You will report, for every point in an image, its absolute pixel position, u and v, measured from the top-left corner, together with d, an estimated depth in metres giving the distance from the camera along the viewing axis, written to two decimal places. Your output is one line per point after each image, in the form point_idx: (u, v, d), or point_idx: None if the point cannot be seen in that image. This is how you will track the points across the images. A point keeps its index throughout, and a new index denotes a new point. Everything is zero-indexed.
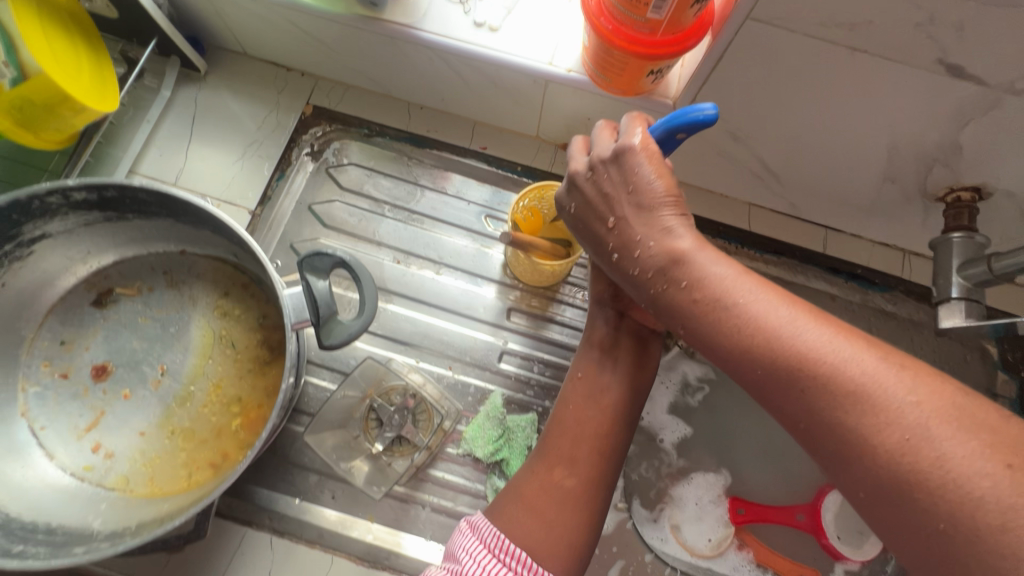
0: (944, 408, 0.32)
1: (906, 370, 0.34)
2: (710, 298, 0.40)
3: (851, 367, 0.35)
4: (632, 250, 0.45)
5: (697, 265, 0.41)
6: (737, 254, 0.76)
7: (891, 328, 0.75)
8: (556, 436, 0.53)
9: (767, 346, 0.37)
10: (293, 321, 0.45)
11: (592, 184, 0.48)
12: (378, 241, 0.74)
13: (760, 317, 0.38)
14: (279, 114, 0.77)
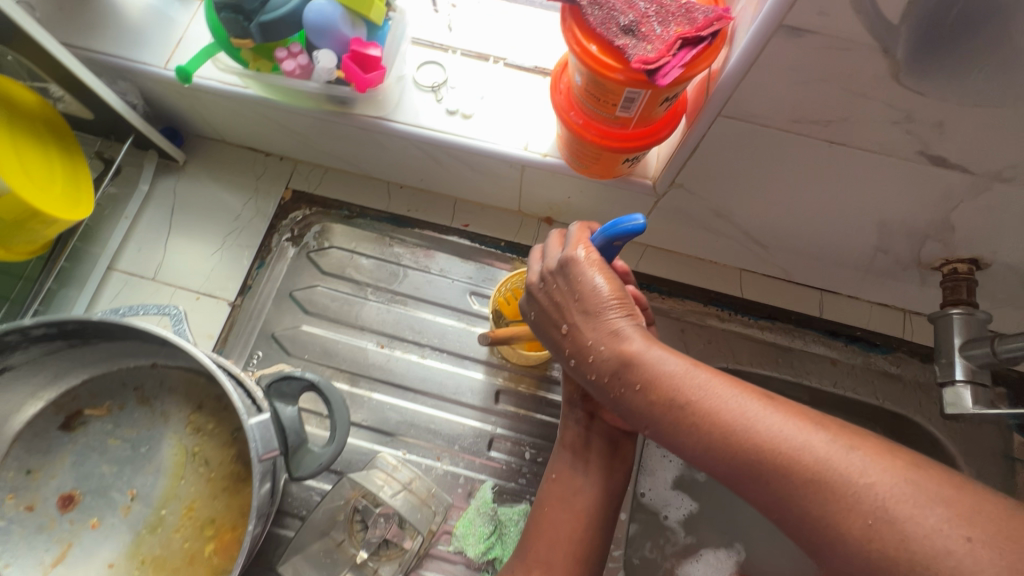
0: (901, 488, 0.32)
1: (858, 449, 0.34)
2: (666, 397, 0.39)
3: (803, 455, 0.34)
4: (586, 352, 0.44)
5: (648, 364, 0.40)
6: (730, 321, 0.74)
7: (898, 393, 0.72)
8: (534, 541, 0.51)
9: (724, 446, 0.36)
10: (259, 452, 0.44)
11: (545, 294, 0.48)
12: (361, 325, 0.73)
13: (714, 413, 0.37)
14: (258, 201, 0.76)
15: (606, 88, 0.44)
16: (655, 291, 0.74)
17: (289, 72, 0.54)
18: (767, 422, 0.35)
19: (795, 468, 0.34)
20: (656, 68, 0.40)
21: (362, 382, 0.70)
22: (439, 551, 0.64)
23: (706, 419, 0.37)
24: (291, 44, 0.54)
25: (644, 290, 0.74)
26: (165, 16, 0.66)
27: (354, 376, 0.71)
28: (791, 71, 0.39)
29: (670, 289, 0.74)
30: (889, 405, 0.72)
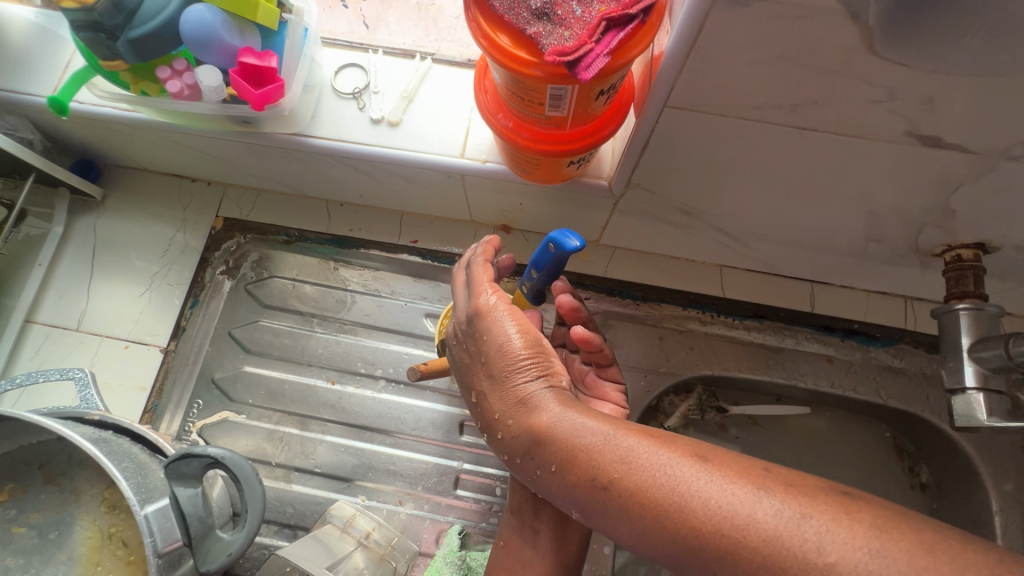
0: (868, 564, 0.27)
1: (811, 517, 0.29)
2: (585, 477, 0.36)
3: (749, 534, 0.29)
4: (501, 425, 0.42)
5: (562, 438, 0.37)
6: (713, 324, 0.67)
7: (902, 389, 0.65)
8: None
9: (650, 529, 0.33)
10: (158, 547, 0.37)
11: (460, 356, 0.47)
12: (308, 361, 0.66)
13: (638, 492, 0.33)
14: (186, 233, 0.69)
15: (526, 87, 0.37)
16: (628, 297, 0.68)
17: (175, 93, 0.47)
18: (699, 495, 0.31)
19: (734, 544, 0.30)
20: (577, 59, 0.32)
21: (313, 425, 0.64)
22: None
23: (632, 499, 0.33)
24: (173, 60, 0.47)
25: (617, 297, 0.68)
26: (51, 36, 0.58)
27: (303, 418, 0.65)
28: (743, 49, 0.32)
29: (644, 294, 0.67)
30: (892, 403, 0.65)
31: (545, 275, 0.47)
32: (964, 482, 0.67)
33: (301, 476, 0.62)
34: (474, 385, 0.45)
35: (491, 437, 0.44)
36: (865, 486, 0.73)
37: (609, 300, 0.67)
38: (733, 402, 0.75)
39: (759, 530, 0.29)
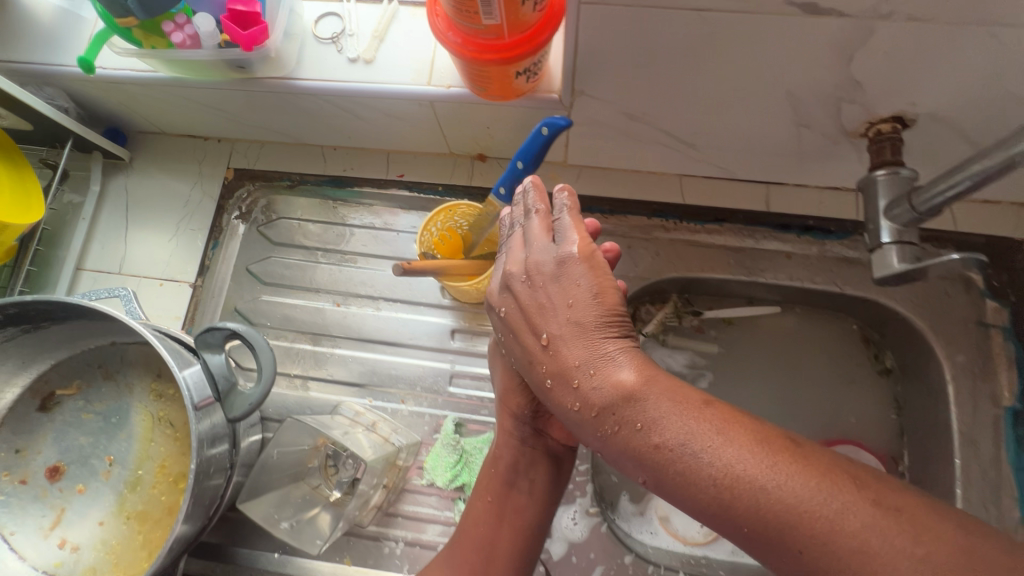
0: (955, 563, 0.28)
1: (901, 513, 0.30)
2: (674, 443, 0.35)
3: (845, 523, 0.30)
4: (576, 374, 0.41)
5: (649, 405, 0.37)
6: (677, 230, 0.73)
7: (857, 277, 0.71)
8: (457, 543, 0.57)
9: (742, 504, 0.33)
10: (194, 401, 0.46)
11: (529, 292, 0.46)
12: (316, 287, 0.75)
13: (730, 466, 0.33)
14: (203, 184, 0.78)
15: None
16: (596, 212, 0.74)
17: (180, 44, 0.56)
18: (800, 486, 0.32)
19: (829, 545, 0.31)
20: None
21: (323, 340, 0.73)
22: (421, 484, 0.67)
23: (730, 472, 0.33)
24: (175, 15, 0.56)
25: (587, 213, 0.74)
26: (74, 13, 0.68)
27: (315, 335, 0.73)
28: None
29: (611, 207, 0.74)
30: (848, 289, 0.71)
31: (530, 163, 0.53)
32: (922, 360, 0.72)
33: (317, 385, 0.72)
34: (544, 328, 0.44)
35: (548, 387, 0.44)
36: (836, 376, 0.78)
37: None
38: (706, 307, 0.80)
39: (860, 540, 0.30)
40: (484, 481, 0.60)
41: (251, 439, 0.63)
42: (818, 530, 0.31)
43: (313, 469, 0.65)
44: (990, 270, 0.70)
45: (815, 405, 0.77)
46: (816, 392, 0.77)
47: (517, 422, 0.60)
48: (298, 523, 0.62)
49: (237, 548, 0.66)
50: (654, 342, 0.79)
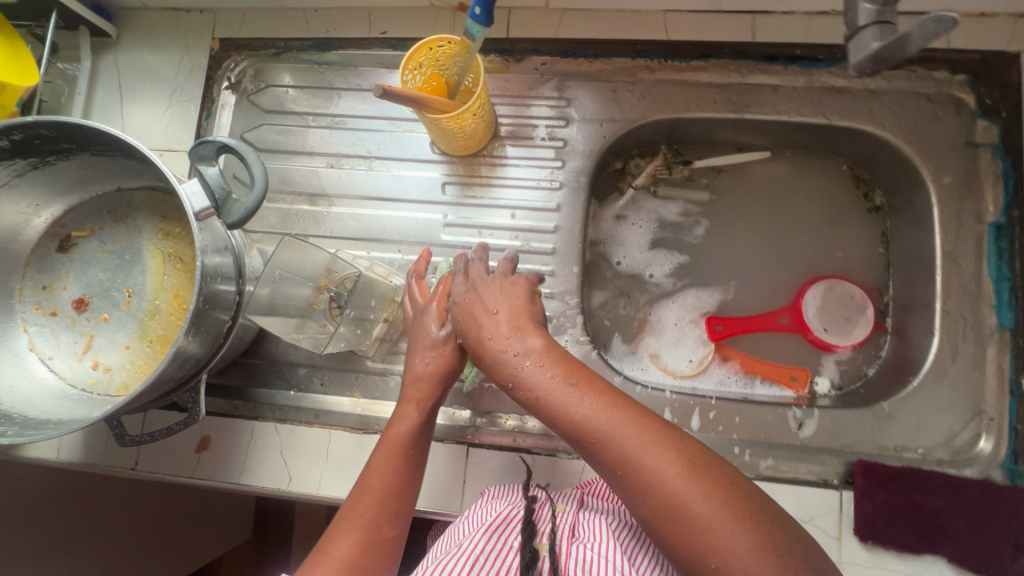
0: (703, 466, 0.43)
1: (683, 440, 0.46)
2: (561, 374, 0.50)
3: (650, 432, 0.45)
4: (509, 334, 0.55)
5: (552, 357, 0.52)
6: (662, 70, 0.73)
7: (845, 106, 0.71)
8: (364, 501, 0.53)
9: (593, 429, 0.47)
10: (196, 210, 0.49)
11: (484, 287, 0.60)
12: (309, 151, 0.77)
13: (593, 390, 0.49)
14: (191, 56, 0.79)
15: None
16: (580, 57, 0.74)
17: None
18: (630, 412, 0.47)
19: (642, 459, 0.44)
20: None
21: (320, 200, 0.75)
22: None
23: (590, 393, 0.49)
24: None
25: (571, 58, 0.74)
26: None
27: (312, 197, 0.76)
28: None
29: (595, 51, 0.73)
30: (836, 120, 0.71)
31: None
32: (908, 190, 0.72)
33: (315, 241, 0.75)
34: (494, 306, 0.57)
35: (482, 355, 0.55)
36: (824, 217, 0.79)
37: (564, 62, 0.75)
38: (696, 157, 0.81)
39: (664, 457, 0.43)
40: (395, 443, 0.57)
41: (260, 294, 0.62)
42: (636, 447, 0.44)
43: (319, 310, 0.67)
44: (982, 89, 0.69)
45: (801, 245, 0.79)
46: (803, 233, 0.79)
47: (437, 388, 0.60)
48: (310, 344, 0.68)
49: (255, 389, 0.72)
50: (645, 195, 0.81)
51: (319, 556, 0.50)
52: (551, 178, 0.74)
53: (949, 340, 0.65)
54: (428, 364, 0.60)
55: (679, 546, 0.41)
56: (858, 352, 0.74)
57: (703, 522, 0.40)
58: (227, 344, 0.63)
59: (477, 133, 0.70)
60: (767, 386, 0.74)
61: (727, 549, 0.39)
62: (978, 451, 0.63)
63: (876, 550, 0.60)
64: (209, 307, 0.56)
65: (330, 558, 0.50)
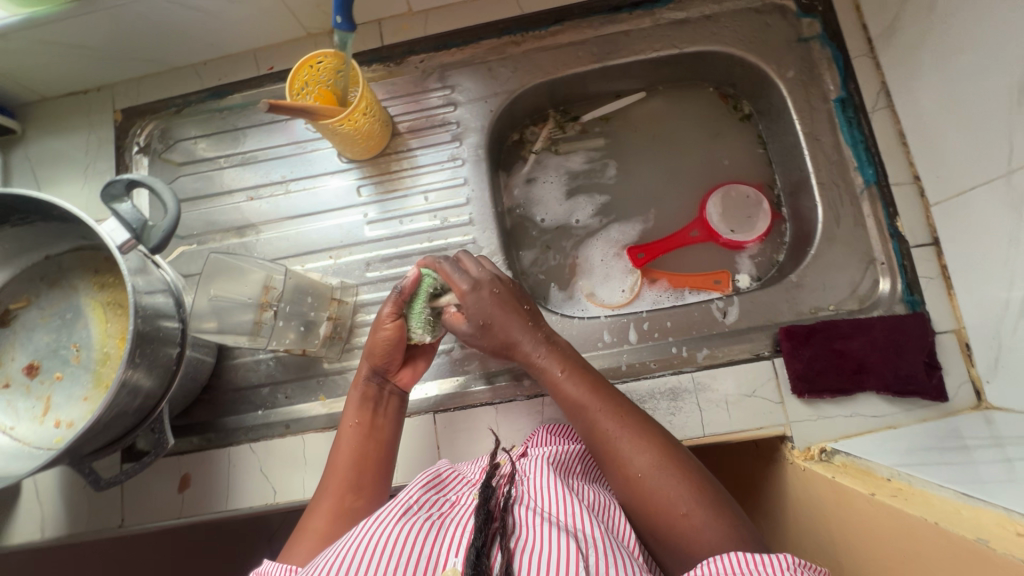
0: (670, 448, 0.54)
1: (656, 427, 0.57)
2: (564, 365, 0.61)
3: (633, 419, 0.56)
4: (533, 325, 0.63)
5: (559, 351, 0.62)
6: (526, 42, 0.81)
7: (690, 34, 0.80)
8: (331, 482, 0.60)
9: (590, 420, 0.57)
10: (117, 243, 0.53)
11: (507, 284, 0.65)
12: (228, 190, 0.82)
13: (590, 381, 0.59)
14: (97, 131, 0.83)
15: None
16: (453, 48, 0.82)
17: None
18: (619, 402, 0.58)
19: (626, 445, 0.54)
20: None
21: (248, 231, 0.81)
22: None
23: (590, 382, 0.59)
24: None
25: (445, 51, 0.82)
26: None
27: (240, 229, 0.81)
28: None
29: (465, 39, 0.81)
30: (686, 48, 0.80)
31: None
32: (765, 92, 0.81)
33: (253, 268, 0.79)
34: (521, 307, 0.64)
35: (512, 347, 0.63)
36: (706, 136, 0.87)
37: (441, 56, 0.82)
38: (583, 112, 0.89)
39: (641, 446, 0.54)
40: (359, 426, 0.63)
41: (207, 327, 0.68)
42: (620, 435, 0.55)
43: (265, 325, 0.69)
44: None
45: (693, 165, 0.87)
46: (691, 155, 0.87)
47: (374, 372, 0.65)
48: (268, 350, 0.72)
49: (224, 419, 0.75)
50: (547, 155, 0.89)
51: (297, 537, 0.56)
52: (454, 157, 0.80)
53: (831, 207, 0.73)
54: (389, 342, 0.64)
55: (643, 511, 0.52)
56: (765, 244, 0.82)
57: (661, 491, 0.52)
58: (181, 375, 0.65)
59: (374, 131, 0.75)
60: (696, 294, 0.81)
61: (684, 516, 0.50)
62: (880, 294, 0.70)
63: (815, 402, 0.66)
64: (153, 337, 0.57)
65: (302, 539, 0.56)
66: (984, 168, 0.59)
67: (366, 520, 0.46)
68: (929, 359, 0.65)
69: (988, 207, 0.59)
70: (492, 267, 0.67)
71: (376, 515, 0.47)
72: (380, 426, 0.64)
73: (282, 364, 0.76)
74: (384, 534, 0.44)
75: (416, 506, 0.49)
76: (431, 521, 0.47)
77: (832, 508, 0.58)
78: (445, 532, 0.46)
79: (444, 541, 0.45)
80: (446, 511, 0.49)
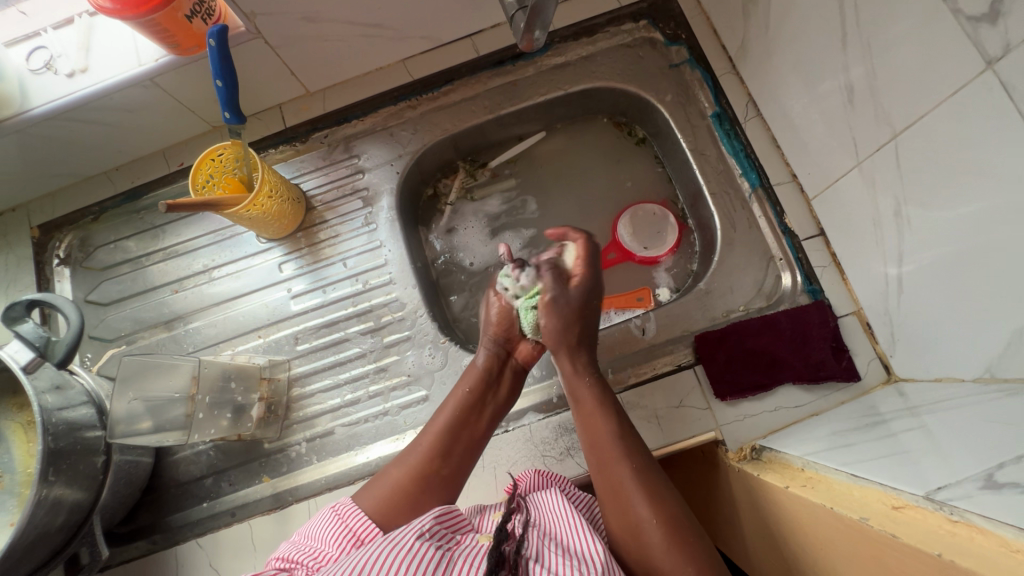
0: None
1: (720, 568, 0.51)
2: (648, 489, 0.55)
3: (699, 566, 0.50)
4: (623, 444, 0.58)
5: (649, 473, 0.57)
6: (421, 104, 0.86)
7: (571, 75, 0.85)
8: (423, 442, 0.63)
9: (603, 460, 0.58)
10: (23, 365, 0.56)
11: (581, 315, 0.65)
12: (152, 286, 0.83)
13: (671, 514, 0.53)
14: (14, 250, 0.84)
15: None
16: (353, 119, 0.86)
17: None
18: (694, 541, 0.52)
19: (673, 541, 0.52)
20: None
21: (176, 324, 0.82)
22: (315, 388, 0.77)
23: (671, 518, 0.53)
24: None
25: (346, 123, 0.86)
26: None
27: (168, 323, 0.82)
28: None
29: (363, 110, 0.86)
30: (569, 89, 0.85)
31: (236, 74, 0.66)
32: (651, 118, 0.86)
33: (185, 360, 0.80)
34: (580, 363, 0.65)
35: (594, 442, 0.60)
36: (608, 164, 0.92)
37: (344, 128, 0.86)
38: (490, 159, 0.93)
39: (649, 493, 0.54)
40: (468, 394, 0.66)
41: (142, 428, 0.66)
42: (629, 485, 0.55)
43: (196, 417, 0.69)
44: (661, 24, 0.85)
45: (601, 192, 0.91)
46: (598, 183, 0.92)
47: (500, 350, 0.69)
48: (203, 441, 0.72)
49: (169, 517, 0.74)
50: (463, 203, 0.92)
51: (372, 484, 0.61)
52: (368, 222, 0.83)
53: (725, 214, 0.78)
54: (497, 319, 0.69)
55: None
56: (678, 255, 0.86)
57: None
58: (112, 482, 0.65)
59: (287, 209, 0.78)
60: (621, 313, 0.84)
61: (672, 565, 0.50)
62: (783, 288, 0.74)
63: (738, 402, 0.68)
64: (72, 451, 0.58)
65: (376, 488, 0.60)
66: (841, 161, 0.64)
67: (387, 538, 0.50)
68: (835, 343, 0.68)
69: (854, 195, 0.64)
70: (584, 291, 0.66)
71: (394, 537, 0.50)
72: (487, 404, 0.67)
73: (221, 452, 0.75)
74: (399, 553, 0.47)
75: (429, 534, 0.51)
76: (442, 549, 0.50)
77: (765, 504, 0.59)
78: (453, 563, 0.48)
79: (453, 567, 0.48)
80: (453, 546, 0.52)
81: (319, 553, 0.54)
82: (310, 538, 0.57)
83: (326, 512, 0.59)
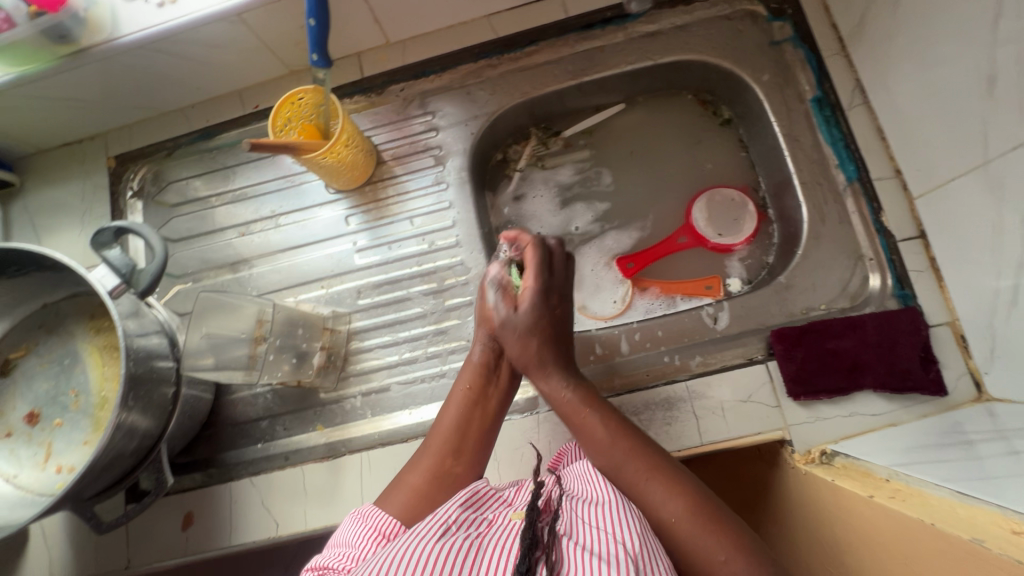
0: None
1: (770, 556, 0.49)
2: (659, 475, 0.54)
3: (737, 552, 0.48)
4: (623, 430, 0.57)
5: (656, 458, 0.56)
6: (502, 63, 0.82)
7: (663, 45, 0.81)
8: (434, 442, 0.62)
9: (600, 446, 0.57)
10: (108, 289, 0.55)
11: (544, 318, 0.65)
12: (220, 227, 0.84)
13: (689, 496, 0.52)
14: (91, 178, 0.85)
15: None
16: (430, 74, 0.83)
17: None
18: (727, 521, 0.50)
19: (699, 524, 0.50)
20: None
21: (241, 267, 0.82)
22: (373, 343, 0.77)
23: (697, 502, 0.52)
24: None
25: (423, 78, 0.84)
26: None
27: (234, 265, 0.82)
28: None
29: (442, 65, 0.83)
30: (659, 59, 0.81)
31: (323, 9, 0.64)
32: (741, 98, 0.82)
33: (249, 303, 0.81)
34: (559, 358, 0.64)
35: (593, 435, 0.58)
36: (688, 143, 0.88)
37: (420, 83, 0.84)
38: (565, 127, 0.90)
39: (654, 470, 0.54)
40: (469, 391, 0.65)
41: (204, 363, 0.68)
42: (647, 477, 0.54)
43: (259, 359, 0.71)
44: None
45: (677, 172, 0.87)
46: (675, 162, 0.88)
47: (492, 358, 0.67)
48: (264, 383, 0.74)
49: (225, 454, 0.75)
50: (533, 171, 0.89)
51: (393, 489, 0.60)
52: (439, 180, 0.81)
53: (815, 206, 0.73)
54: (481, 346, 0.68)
55: None
56: (754, 245, 0.82)
57: None
58: (178, 412, 0.66)
59: (359, 159, 0.77)
60: (688, 300, 0.81)
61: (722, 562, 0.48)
62: (870, 290, 0.70)
63: (812, 403, 0.65)
64: (145, 378, 0.58)
65: (399, 491, 0.59)
66: (962, 158, 0.59)
67: (408, 534, 0.48)
68: (924, 353, 0.64)
69: (972, 196, 0.59)
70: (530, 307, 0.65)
71: (417, 531, 0.48)
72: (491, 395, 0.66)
73: (278, 397, 0.77)
74: (422, 550, 0.45)
75: (455, 525, 0.50)
76: (469, 540, 0.48)
77: (835, 511, 0.56)
78: (481, 555, 0.46)
79: (481, 558, 0.45)
80: (484, 531, 0.50)
81: (346, 556, 0.52)
82: (340, 545, 0.54)
83: (349, 520, 0.57)
